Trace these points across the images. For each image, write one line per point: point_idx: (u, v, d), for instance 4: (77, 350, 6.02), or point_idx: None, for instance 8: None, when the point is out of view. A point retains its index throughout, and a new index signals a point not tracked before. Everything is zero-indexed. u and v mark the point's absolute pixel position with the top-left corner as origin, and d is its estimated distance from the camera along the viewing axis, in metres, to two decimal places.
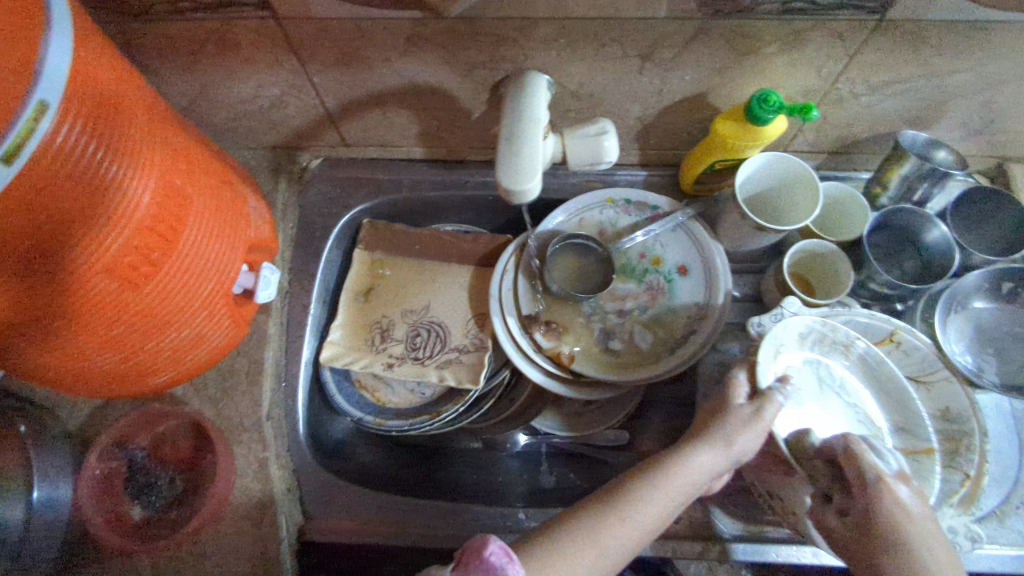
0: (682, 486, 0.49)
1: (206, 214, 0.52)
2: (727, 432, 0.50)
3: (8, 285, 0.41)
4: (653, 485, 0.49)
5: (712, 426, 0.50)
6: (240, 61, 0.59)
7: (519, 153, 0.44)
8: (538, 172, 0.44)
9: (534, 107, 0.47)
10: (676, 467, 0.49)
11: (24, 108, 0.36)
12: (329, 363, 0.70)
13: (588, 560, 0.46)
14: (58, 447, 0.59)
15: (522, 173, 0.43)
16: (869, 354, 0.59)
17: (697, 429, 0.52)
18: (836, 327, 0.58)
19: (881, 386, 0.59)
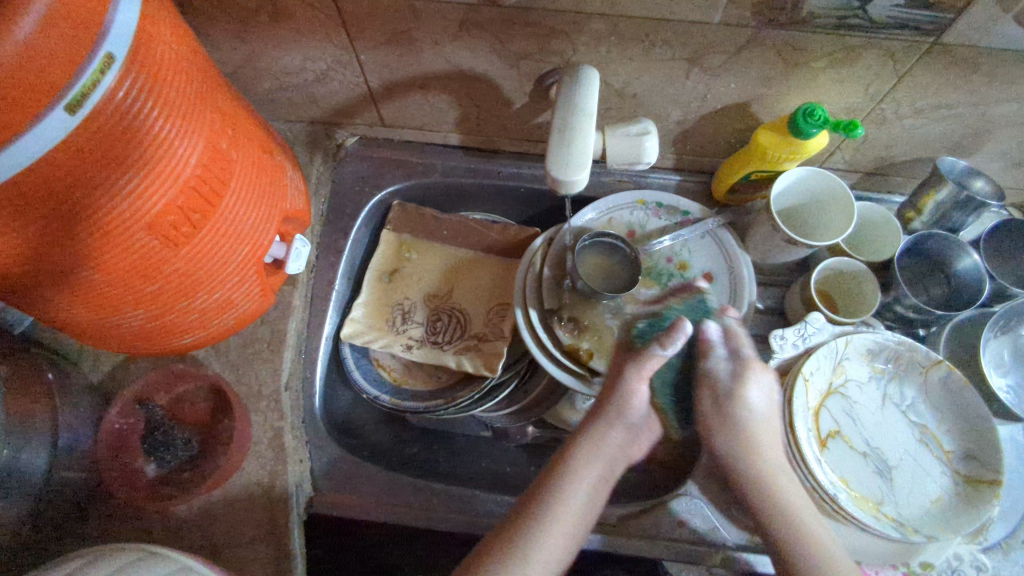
0: (599, 470, 0.55)
1: (248, 180, 0.53)
2: (621, 410, 0.58)
3: (41, 236, 0.41)
4: (574, 478, 0.54)
5: (606, 410, 0.58)
6: (291, 33, 0.59)
7: (572, 145, 0.45)
8: (587, 165, 0.45)
9: (586, 97, 0.48)
10: (585, 454, 0.56)
11: (92, 59, 0.37)
12: (349, 339, 0.70)
13: (546, 567, 0.49)
14: (79, 397, 0.60)
15: (572, 166, 0.44)
16: (948, 377, 0.58)
17: (593, 414, 0.59)
18: (912, 347, 0.59)
19: (958, 412, 0.58)
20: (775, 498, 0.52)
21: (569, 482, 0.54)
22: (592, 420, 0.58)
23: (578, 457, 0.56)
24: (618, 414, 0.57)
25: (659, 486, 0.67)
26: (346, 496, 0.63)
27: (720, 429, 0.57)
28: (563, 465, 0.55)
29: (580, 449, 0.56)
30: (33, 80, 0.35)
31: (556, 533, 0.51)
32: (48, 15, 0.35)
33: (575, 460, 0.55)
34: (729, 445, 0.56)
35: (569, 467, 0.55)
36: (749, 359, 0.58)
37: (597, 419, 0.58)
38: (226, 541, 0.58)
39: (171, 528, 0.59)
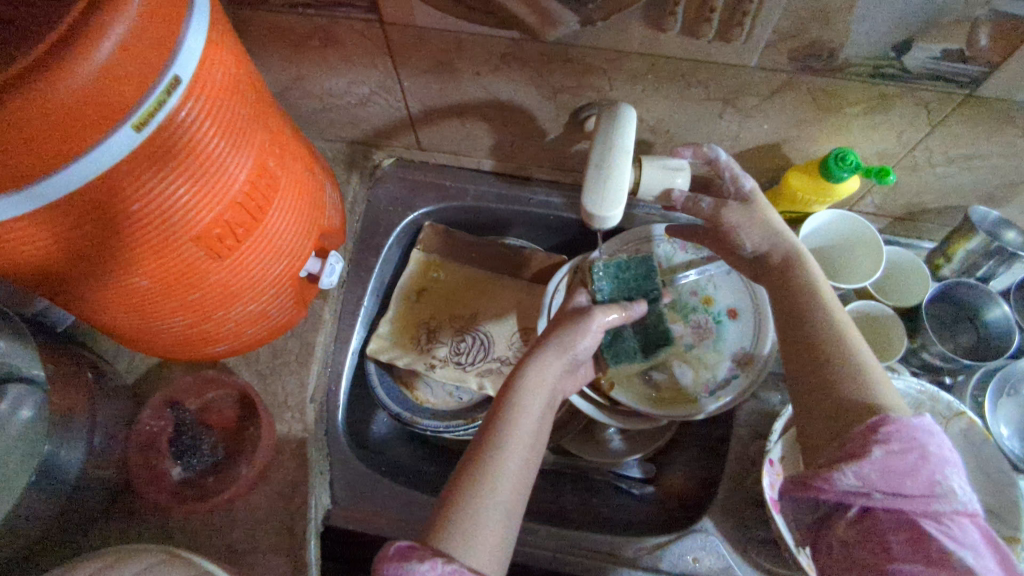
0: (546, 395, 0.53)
1: (291, 197, 0.55)
2: (557, 343, 0.56)
3: (90, 242, 0.43)
4: (523, 406, 0.51)
5: (547, 343, 0.56)
6: (339, 58, 0.62)
7: (609, 183, 0.46)
8: (624, 202, 0.47)
9: (624, 136, 0.49)
10: (532, 380, 0.53)
11: (160, 82, 0.39)
12: (374, 355, 0.71)
13: (510, 493, 0.46)
14: (115, 398, 0.62)
15: (608, 203, 0.45)
16: (971, 430, 0.58)
17: (534, 346, 0.56)
18: (936, 396, 0.59)
19: (980, 467, 0.57)
20: (778, 244, 0.55)
21: (517, 411, 0.51)
22: (533, 351, 0.55)
23: (525, 384, 0.53)
24: (557, 344, 0.55)
25: (672, 516, 0.66)
26: (363, 511, 0.64)
27: (742, 225, 0.55)
28: (511, 396, 0.52)
29: (525, 379, 0.53)
30: (104, 103, 0.36)
31: (513, 460, 0.48)
32: (125, 41, 0.36)
33: (521, 388, 0.52)
34: (758, 240, 0.55)
35: (516, 395, 0.51)
36: (751, 191, 0.56)
37: (539, 346, 0.56)
38: (246, 547, 0.60)
39: (193, 531, 0.60)
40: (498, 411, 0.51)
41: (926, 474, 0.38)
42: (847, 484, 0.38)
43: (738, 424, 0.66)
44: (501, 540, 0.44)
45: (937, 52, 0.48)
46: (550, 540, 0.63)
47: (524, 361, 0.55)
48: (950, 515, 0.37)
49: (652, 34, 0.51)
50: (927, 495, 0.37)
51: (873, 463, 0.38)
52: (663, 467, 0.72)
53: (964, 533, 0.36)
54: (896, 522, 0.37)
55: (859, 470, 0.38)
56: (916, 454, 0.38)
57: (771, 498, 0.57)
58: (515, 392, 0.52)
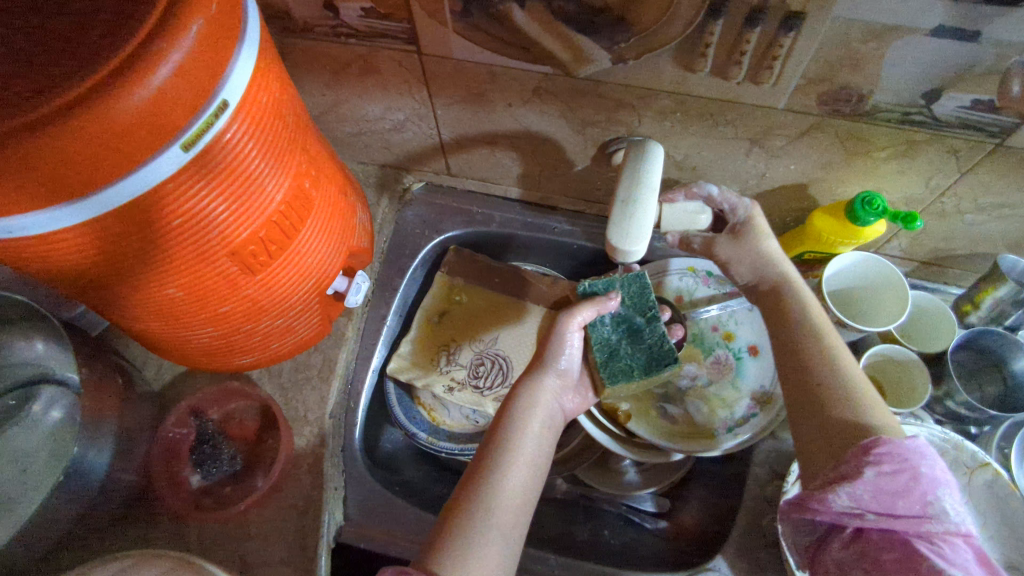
0: (543, 413, 0.55)
1: (323, 217, 0.56)
2: (549, 361, 0.59)
3: (131, 253, 0.44)
4: (520, 424, 0.53)
5: (540, 362, 0.59)
6: (376, 85, 0.64)
7: (633, 218, 0.48)
8: (647, 239, 0.48)
9: (649, 173, 0.49)
10: (528, 399, 0.55)
11: (210, 105, 0.41)
12: (394, 374, 0.72)
13: (507, 510, 0.47)
14: (142, 404, 0.63)
15: (631, 237, 0.47)
16: (996, 482, 0.56)
17: (529, 367, 0.59)
18: (959, 445, 0.58)
19: (1006, 520, 0.55)
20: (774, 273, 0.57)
21: (515, 428, 0.52)
22: (528, 372, 0.58)
23: (522, 403, 0.55)
24: (551, 361, 0.58)
25: (685, 554, 0.66)
26: (376, 529, 0.64)
27: (732, 259, 0.59)
28: (508, 415, 0.54)
29: (522, 398, 0.55)
30: (157, 124, 0.38)
31: (513, 475, 0.49)
32: (181, 67, 0.38)
33: (517, 406, 0.54)
34: (748, 271, 0.58)
35: (513, 414, 0.54)
36: (747, 221, 0.58)
37: (534, 366, 0.59)
38: (259, 558, 0.60)
39: (207, 541, 0.61)
40: (495, 430, 0.53)
41: (919, 494, 0.39)
42: (840, 505, 0.39)
43: (754, 463, 0.65)
44: (503, 557, 0.44)
45: (967, 102, 0.48)
46: (559, 570, 0.63)
47: (521, 382, 0.58)
48: (942, 535, 0.37)
49: (683, 74, 0.53)
50: (921, 516, 0.38)
51: (864, 484, 0.39)
52: (677, 503, 0.72)
53: (957, 553, 0.37)
54: (889, 543, 0.38)
55: (852, 492, 0.39)
56: (909, 475, 0.39)
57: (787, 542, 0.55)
58: (511, 411, 0.54)
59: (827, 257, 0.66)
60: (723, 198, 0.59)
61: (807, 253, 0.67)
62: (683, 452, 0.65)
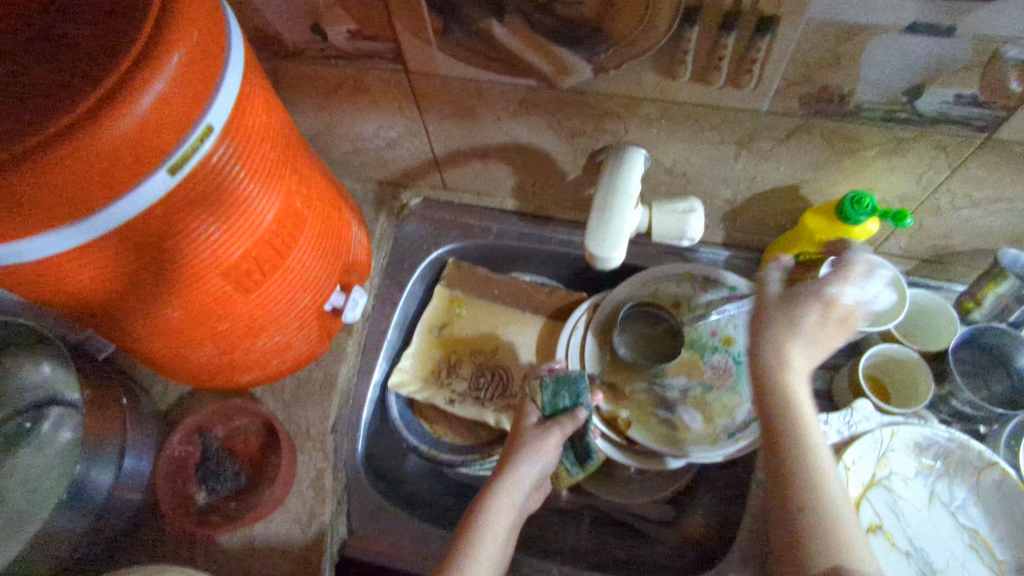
0: (507, 521, 0.54)
1: (316, 235, 0.58)
2: (525, 460, 0.57)
3: (123, 276, 0.46)
4: (485, 536, 0.52)
5: (515, 458, 0.58)
6: (368, 104, 0.65)
7: (609, 223, 0.48)
8: (624, 244, 0.48)
9: (629, 179, 0.50)
10: (498, 505, 0.54)
11: (195, 130, 0.42)
12: (395, 388, 0.73)
13: None
14: (148, 422, 0.65)
15: (607, 242, 0.47)
16: (1005, 482, 0.55)
17: (503, 465, 0.57)
18: (965, 445, 0.56)
19: (1015, 521, 0.54)
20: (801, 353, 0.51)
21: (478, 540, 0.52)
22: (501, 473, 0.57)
23: (491, 510, 0.54)
24: (527, 468, 0.56)
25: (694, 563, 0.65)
26: (378, 543, 0.65)
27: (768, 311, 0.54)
28: (473, 524, 0.53)
29: (490, 504, 0.54)
30: (144, 151, 0.40)
31: None
32: (164, 94, 0.39)
33: (483, 514, 0.54)
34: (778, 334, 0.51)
35: (481, 523, 0.53)
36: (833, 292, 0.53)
37: (510, 461, 0.57)
38: (262, 574, 0.61)
39: (212, 556, 0.62)
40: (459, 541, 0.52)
41: None
42: None
43: (757, 468, 0.64)
44: None
45: (950, 97, 0.48)
46: None
47: (491, 483, 0.56)
48: None
49: (664, 81, 0.53)
50: None
51: None
52: (682, 510, 0.71)
53: None
54: None
55: None
56: None
57: None
58: (477, 518, 0.53)
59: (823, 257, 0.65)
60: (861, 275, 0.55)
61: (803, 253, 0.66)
62: (684, 459, 0.65)
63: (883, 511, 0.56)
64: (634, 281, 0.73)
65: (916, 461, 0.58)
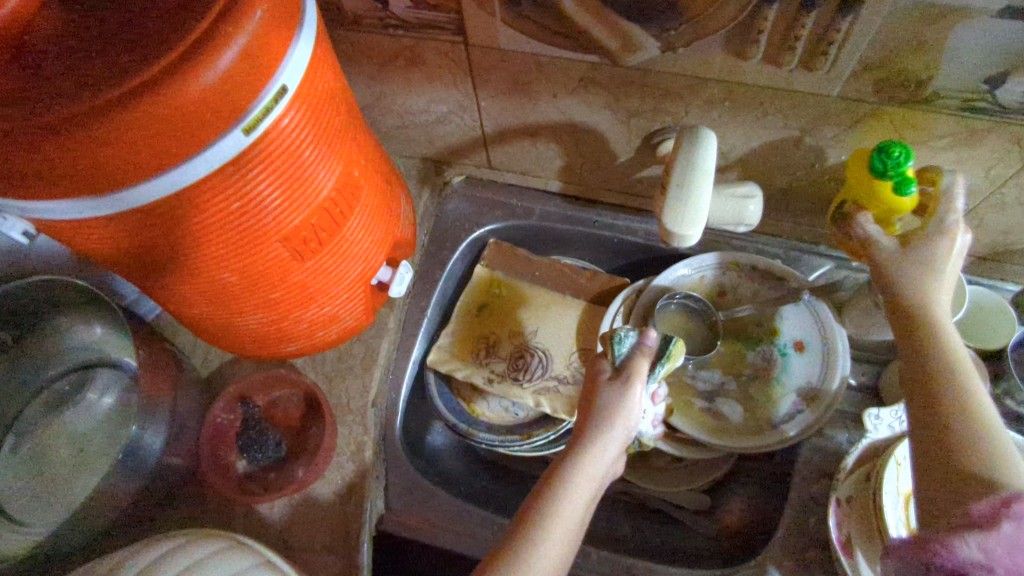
0: (587, 488, 0.48)
1: (370, 206, 0.57)
2: (604, 426, 0.50)
3: (187, 237, 0.45)
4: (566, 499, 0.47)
5: (593, 424, 0.50)
6: (422, 77, 0.64)
7: (686, 202, 0.48)
8: (700, 223, 0.49)
9: (705, 157, 0.49)
10: (578, 469, 0.48)
11: (270, 90, 0.41)
12: (434, 365, 0.73)
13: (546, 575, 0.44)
14: (192, 389, 0.65)
15: (684, 222, 0.48)
16: None
17: (580, 428, 0.51)
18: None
19: None
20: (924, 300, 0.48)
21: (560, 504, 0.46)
22: (578, 434, 0.50)
23: (570, 473, 0.48)
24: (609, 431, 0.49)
25: (729, 553, 0.64)
26: (415, 518, 0.65)
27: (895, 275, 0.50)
28: (553, 486, 0.47)
29: (569, 466, 0.48)
30: (221, 107, 0.39)
31: (550, 553, 0.44)
32: (245, 50, 0.39)
33: (563, 476, 0.48)
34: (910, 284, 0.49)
35: (558, 484, 0.47)
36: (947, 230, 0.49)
37: (587, 424, 0.50)
38: (302, 544, 0.61)
39: (252, 523, 0.62)
40: (535, 501, 0.47)
41: None
42: (968, 555, 0.36)
43: (801, 460, 0.63)
44: None
45: None
46: (600, 565, 0.63)
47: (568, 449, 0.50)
48: None
49: (733, 62, 0.52)
50: None
51: (1000, 538, 0.36)
52: (719, 501, 0.70)
53: None
54: None
55: (982, 543, 0.36)
56: None
57: (838, 543, 0.55)
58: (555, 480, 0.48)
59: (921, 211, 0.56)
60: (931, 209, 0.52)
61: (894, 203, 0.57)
62: (731, 449, 0.64)
63: None
64: (679, 267, 0.72)
65: None
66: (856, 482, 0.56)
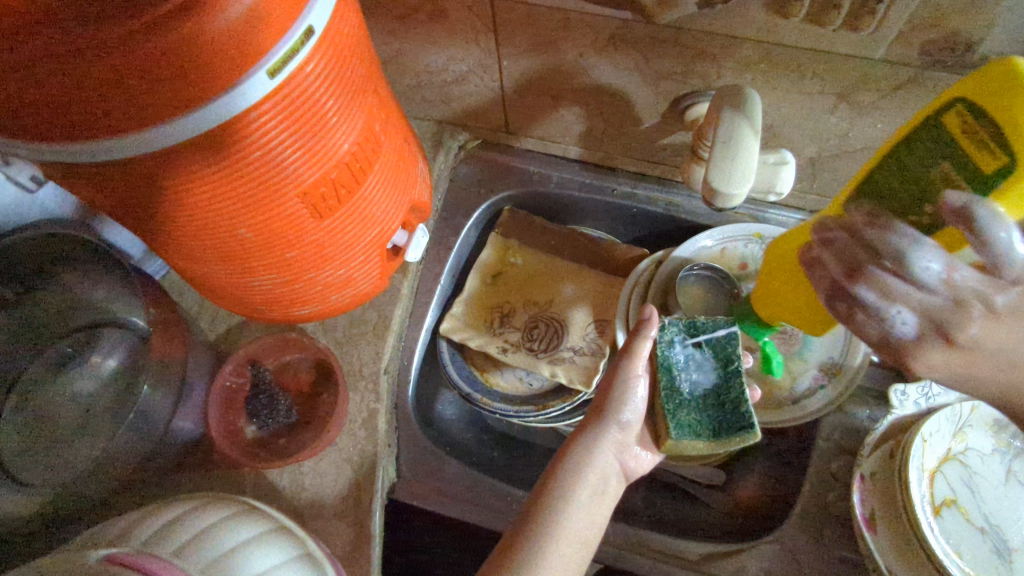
0: (595, 472, 0.52)
1: (389, 165, 0.55)
2: (609, 413, 0.54)
3: (203, 189, 0.43)
4: (573, 483, 0.51)
5: (600, 412, 0.54)
6: (442, 33, 0.62)
7: (736, 159, 0.47)
8: (749, 183, 0.48)
9: (754, 117, 0.49)
10: (583, 455, 0.53)
11: (296, 30, 0.39)
12: (447, 333, 0.71)
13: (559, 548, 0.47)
14: (202, 352, 0.63)
15: (734, 180, 0.47)
16: None
17: (589, 419, 0.55)
18: None
19: None
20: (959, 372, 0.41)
21: (568, 488, 0.50)
22: (585, 423, 0.55)
23: (579, 459, 0.52)
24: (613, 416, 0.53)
25: (744, 528, 0.64)
26: (428, 488, 0.64)
27: (927, 363, 0.41)
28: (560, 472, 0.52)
29: (576, 453, 0.53)
30: (243, 46, 0.37)
31: (561, 528, 0.48)
32: None
33: (570, 462, 0.52)
34: (938, 364, 0.41)
35: (565, 470, 0.52)
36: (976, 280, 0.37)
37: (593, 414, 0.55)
38: (313, 511, 0.60)
39: (261, 489, 0.60)
40: (545, 487, 0.51)
41: None
42: None
43: (820, 437, 0.62)
44: None
45: None
46: (617, 537, 0.62)
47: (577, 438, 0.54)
48: None
49: (774, 20, 0.50)
50: None
51: None
52: (733, 476, 0.70)
53: None
54: None
55: None
56: None
57: (862, 518, 0.54)
58: (563, 467, 0.52)
59: (991, 118, 0.36)
60: (892, 229, 0.39)
61: (918, 123, 0.41)
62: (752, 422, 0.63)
63: (958, 486, 0.55)
64: (699, 238, 0.70)
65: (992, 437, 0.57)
66: (881, 458, 0.56)
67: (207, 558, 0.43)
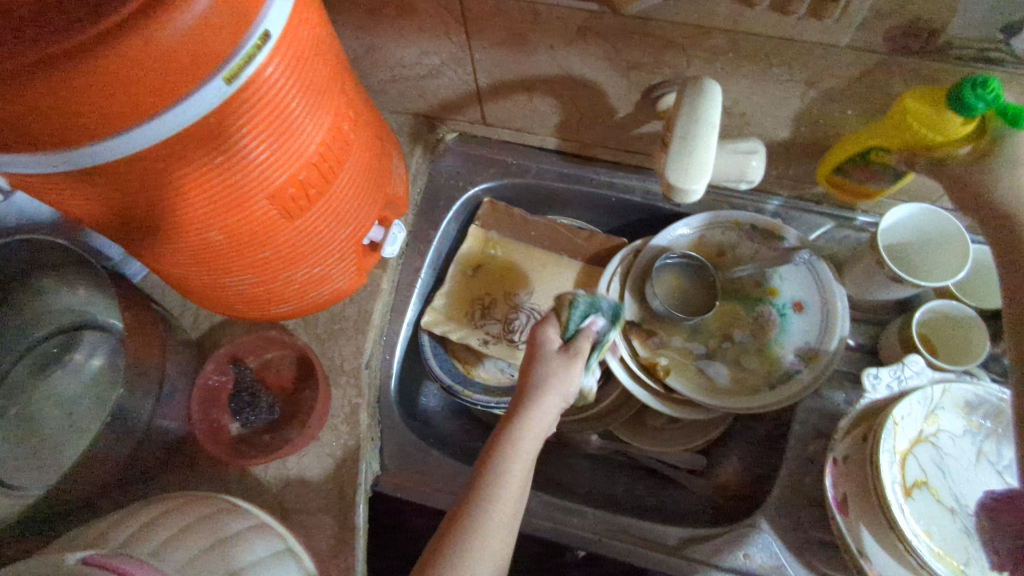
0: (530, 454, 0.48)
1: (360, 162, 0.55)
2: (545, 396, 0.48)
3: (163, 194, 0.43)
4: (504, 477, 0.45)
5: (533, 396, 0.48)
6: (413, 28, 0.62)
7: (694, 155, 0.47)
8: (707, 175, 0.48)
9: (711, 109, 0.49)
10: (523, 445, 0.46)
11: (253, 35, 0.40)
12: (429, 326, 0.72)
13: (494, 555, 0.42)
14: (184, 352, 0.64)
15: (693, 175, 0.47)
16: None
17: (520, 400, 0.49)
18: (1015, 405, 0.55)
19: None
20: None
21: (502, 479, 0.44)
22: (516, 406, 0.48)
23: (510, 452, 0.46)
24: (556, 395, 0.48)
25: (723, 511, 0.65)
26: (412, 479, 0.65)
27: None
28: (497, 468, 0.45)
29: (507, 445, 0.46)
30: (199, 52, 0.37)
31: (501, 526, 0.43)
32: None
33: (501, 457, 0.45)
34: None
35: (494, 471, 0.45)
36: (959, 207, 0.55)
37: (526, 395, 0.48)
38: (297, 504, 0.61)
39: (246, 484, 0.61)
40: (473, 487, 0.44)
41: None
42: None
43: (796, 421, 0.63)
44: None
45: None
46: (597, 524, 0.63)
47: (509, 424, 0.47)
48: None
49: (739, 10, 0.50)
50: None
51: None
52: (714, 460, 0.70)
53: None
54: None
55: None
56: None
57: (833, 501, 0.56)
58: (492, 460, 0.45)
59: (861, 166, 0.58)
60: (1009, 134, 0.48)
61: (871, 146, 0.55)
62: (724, 408, 0.63)
63: (930, 470, 0.56)
64: (678, 226, 0.71)
65: (964, 420, 0.57)
66: (854, 441, 0.56)
67: (185, 558, 0.43)
